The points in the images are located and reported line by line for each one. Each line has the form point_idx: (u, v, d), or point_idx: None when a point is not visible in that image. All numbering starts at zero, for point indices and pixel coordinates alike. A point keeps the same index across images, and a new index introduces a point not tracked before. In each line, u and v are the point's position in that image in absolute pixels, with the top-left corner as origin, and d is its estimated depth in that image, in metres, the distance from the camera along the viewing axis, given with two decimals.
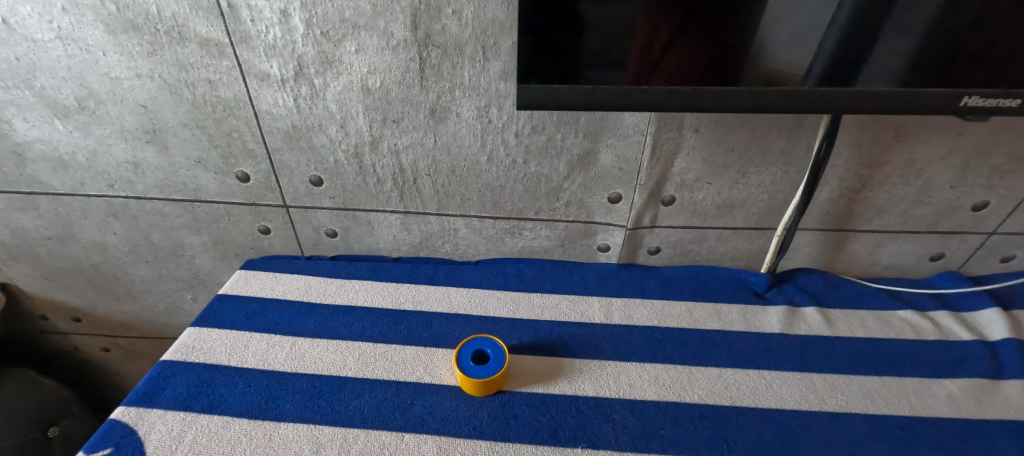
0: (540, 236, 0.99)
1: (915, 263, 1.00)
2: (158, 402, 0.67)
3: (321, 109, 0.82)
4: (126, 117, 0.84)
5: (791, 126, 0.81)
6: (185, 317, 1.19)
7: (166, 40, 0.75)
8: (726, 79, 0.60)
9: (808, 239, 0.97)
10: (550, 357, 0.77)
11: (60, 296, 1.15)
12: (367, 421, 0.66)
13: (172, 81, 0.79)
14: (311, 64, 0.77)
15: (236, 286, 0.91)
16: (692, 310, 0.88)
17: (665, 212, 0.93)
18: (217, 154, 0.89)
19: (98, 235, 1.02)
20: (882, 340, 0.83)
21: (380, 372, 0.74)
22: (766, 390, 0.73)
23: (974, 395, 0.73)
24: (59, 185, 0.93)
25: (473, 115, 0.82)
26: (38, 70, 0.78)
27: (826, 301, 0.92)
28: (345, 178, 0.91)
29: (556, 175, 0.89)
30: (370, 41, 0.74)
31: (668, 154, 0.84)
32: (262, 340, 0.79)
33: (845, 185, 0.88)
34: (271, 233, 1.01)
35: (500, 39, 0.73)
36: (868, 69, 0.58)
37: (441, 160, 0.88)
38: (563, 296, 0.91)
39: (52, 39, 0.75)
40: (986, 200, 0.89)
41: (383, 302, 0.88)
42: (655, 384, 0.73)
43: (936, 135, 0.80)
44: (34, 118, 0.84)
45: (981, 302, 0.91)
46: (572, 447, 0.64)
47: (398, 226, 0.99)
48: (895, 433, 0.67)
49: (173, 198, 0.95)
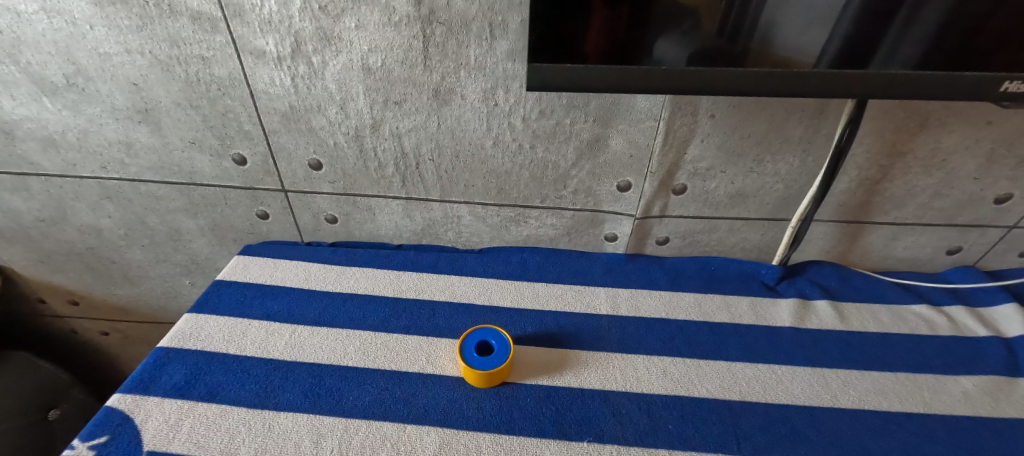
0: (545, 224, 0.96)
1: (931, 256, 0.97)
2: (154, 390, 0.66)
3: (320, 90, 0.78)
4: (117, 95, 0.81)
5: (812, 113, 0.77)
6: (183, 301, 1.18)
7: (155, 13, 0.71)
8: (735, 62, 0.56)
9: (822, 230, 0.94)
10: (555, 348, 0.76)
11: (56, 280, 1.13)
12: (368, 412, 0.64)
13: (164, 58, 0.76)
14: (310, 40, 0.73)
15: (234, 272, 0.89)
16: (702, 302, 0.86)
17: (676, 201, 0.90)
18: (213, 135, 0.85)
19: (92, 217, 0.99)
20: (896, 336, 0.81)
21: (381, 362, 0.72)
22: (777, 385, 0.71)
23: (990, 392, 0.71)
24: (50, 166, 0.91)
25: (479, 97, 0.78)
26: (23, 44, 0.75)
27: (838, 295, 0.90)
28: (345, 163, 0.88)
29: (565, 162, 0.86)
30: (371, 17, 0.70)
31: (681, 141, 0.81)
32: (261, 327, 0.77)
33: (864, 176, 0.85)
34: (270, 219, 0.99)
35: (509, 16, 0.69)
36: (891, 51, 0.54)
37: (445, 144, 0.85)
38: (568, 287, 0.88)
39: (36, 10, 0.71)
40: (1009, 192, 0.85)
41: (384, 289, 0.86)
42: (664, 378, 0.72)
43: (964, 123, 0.77)
44: (21, 95, 0.81)
45: (998, 297, 0.89)
46: (578, 441, 0.62)
47: (400, 212, 0.96)
48: (908, 431, 0.65)
49: (169, 181, 0.93)
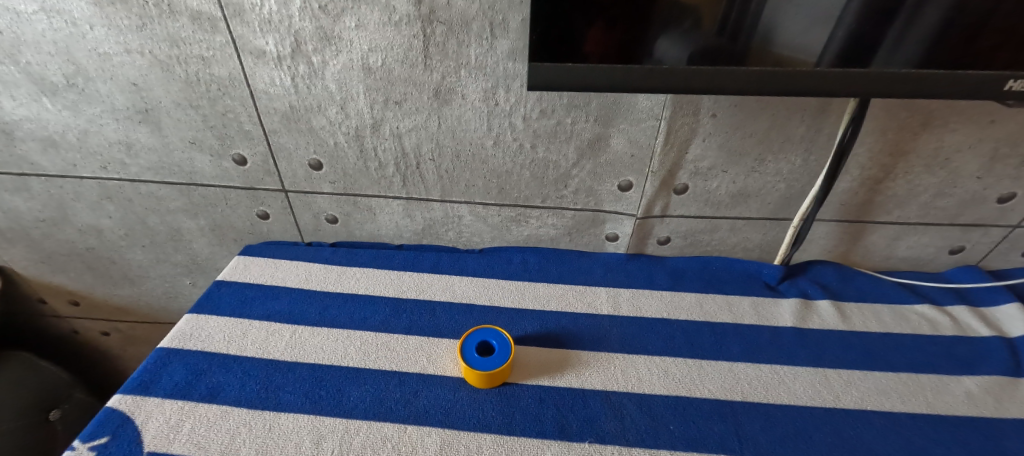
0: (546, 224, 0.96)
1: (933, 256, 0.97)
2: (154, 391, 0.66)
3: (320, 89, 0.78)
4: (117, 95, 0.81)
5: (814, 112, 0.77)
6: (184, 302, 1.18)
7: (155, 13, 0.71)
8: (737, 60, 0.56)
9: (823, 230, 0.94)
10: (556, 348, 0.75)
11: (57, 280, 1.13)
12: (369, 412, 0.64)
13: (164, 58, 0.76)
14: (309, 40, 0.73)
15: (235, 273, 0.88)
16: (703, 302, 0.86)
17: (677, 201, 0.90)
18: (213, 135, 0.85)
19: (93, 218, 0.99)
20: (899, 336, 0.80)
21: (381, 362, 0.72)
22: (779, 385, 0.71)
23: (993, 392, 0.71)
24: (50, 166, 0.91)
25: (479, 97, 0.78)
26: (22, 45, 0.75)
27: (839, 295, 0.89)
28: (346, 163, 0.88)
29: (565, 162, 0.85)
30: (371, 16, 0.70)
31: (683, 140, 0.81)
32: (261, 328, 0.77)
33: (866, 175, 0.84)
34: (270, 219, 0.99)
35: (509, 16, 0.69)
36: (893, 50, 0.54)
37: (445, 144, 0.84)
38: (569, 287, 0.88)
39: (36, 11, 0.71)
40: (1012, 191, 0.85)
41: (385, 289, 0.86)
42: (666, 378, 0.71)
43: (967, 122, 0.77)
44: (21, 95, 0.81)
45: (1001, 297, 0.88)
46: (579, 441, 0.62)
47: (400, 212, 0.96)
48: (911, 431, 0.65)
49: (169, 181, 0.93)
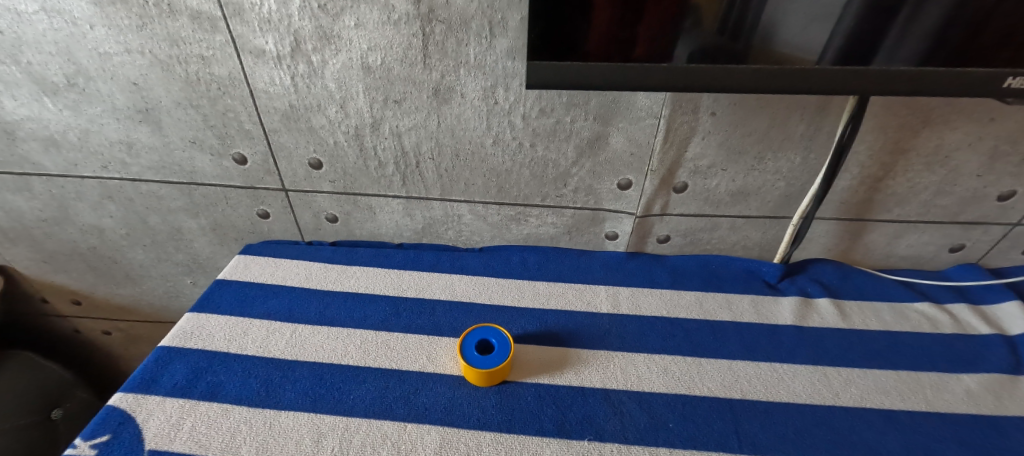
0: (546, 223, 0.96)
1: (933, 254, 0.97)
2: (156, 389, 0.66)
3: (320, 88, 0.78)
4: (117, 95, 0.81)
5: (814, 110, 0.77)
6: (185, 301, 1.18)
7: (155, 13, 0.71)
8: (737, 59, 0.56)
9: (823, 228, 0.94)
10: (556, 347, 0.76)
11: (59, 279, 1.13)
12: (369, 411, 0.64)
13: (164, 58, 0.76)
14: (309, 39, 0.73)
15: (235, 272, 0.89)
16: (702, 300, 0.86)
17: (677, 199, 0.90)
18: (213, 135, 0.86)
19: (94, 217, 1.00)
20: (899, 334, 0.80)
21: (381, 360, 0.72)
22: (778, 384, 0.71)
23: (994, 390, 0.71)
24: (51, 166, 0.91)
25: (478, 96, 0.78)
26: (24, 45, 0.75)
27: (840, 293, 0.89)
28: (345, 162, 0.88)
29: (565, 160, 0.86)
30: (370, 15, 0.70)
31: (682, 138, 0.81)
32: (262, 327, 0.77)
33: (866, 173, 0.84)
34: (270, 218, 0.99)
35: (508, 14, 0.69)
36: (894, 47, 0.54)
37: (445, 143, 0.84)
38: (569, 286, 0.88)
39: (37, 11, 0.71)
40: (1012, 189, 0.85)
41: (385, 288, 0.86)
42: (665, 376, 0.71)
43: (967, 120, 0.76)
44: (23, 95, 0.81)
45: (1001, 295, 0.88)
46: (578, 439, 0.62)
47: (400, 211, 0.96)
48: (910, 429, 0.65)
49: (169, 180, 0.93)
